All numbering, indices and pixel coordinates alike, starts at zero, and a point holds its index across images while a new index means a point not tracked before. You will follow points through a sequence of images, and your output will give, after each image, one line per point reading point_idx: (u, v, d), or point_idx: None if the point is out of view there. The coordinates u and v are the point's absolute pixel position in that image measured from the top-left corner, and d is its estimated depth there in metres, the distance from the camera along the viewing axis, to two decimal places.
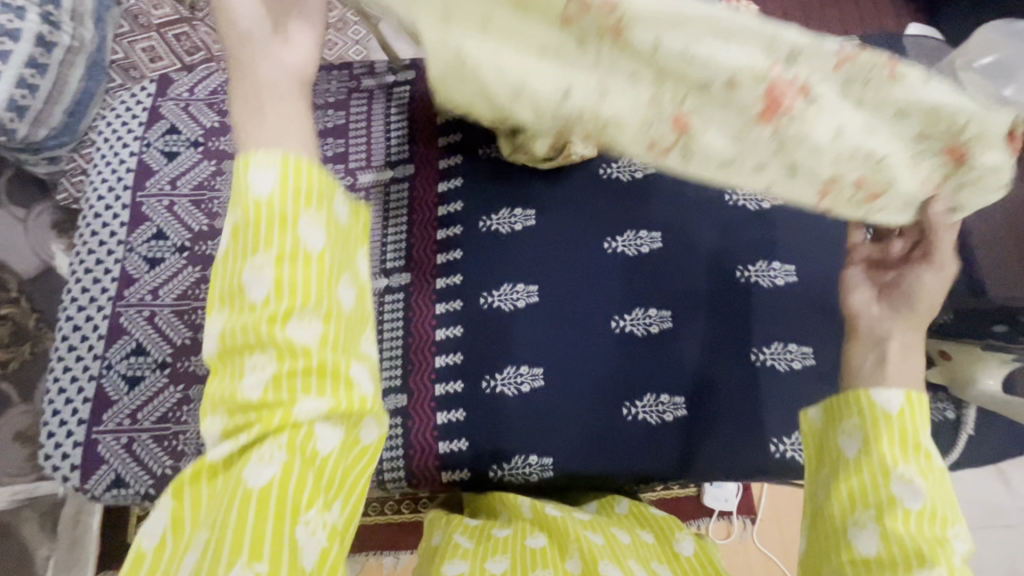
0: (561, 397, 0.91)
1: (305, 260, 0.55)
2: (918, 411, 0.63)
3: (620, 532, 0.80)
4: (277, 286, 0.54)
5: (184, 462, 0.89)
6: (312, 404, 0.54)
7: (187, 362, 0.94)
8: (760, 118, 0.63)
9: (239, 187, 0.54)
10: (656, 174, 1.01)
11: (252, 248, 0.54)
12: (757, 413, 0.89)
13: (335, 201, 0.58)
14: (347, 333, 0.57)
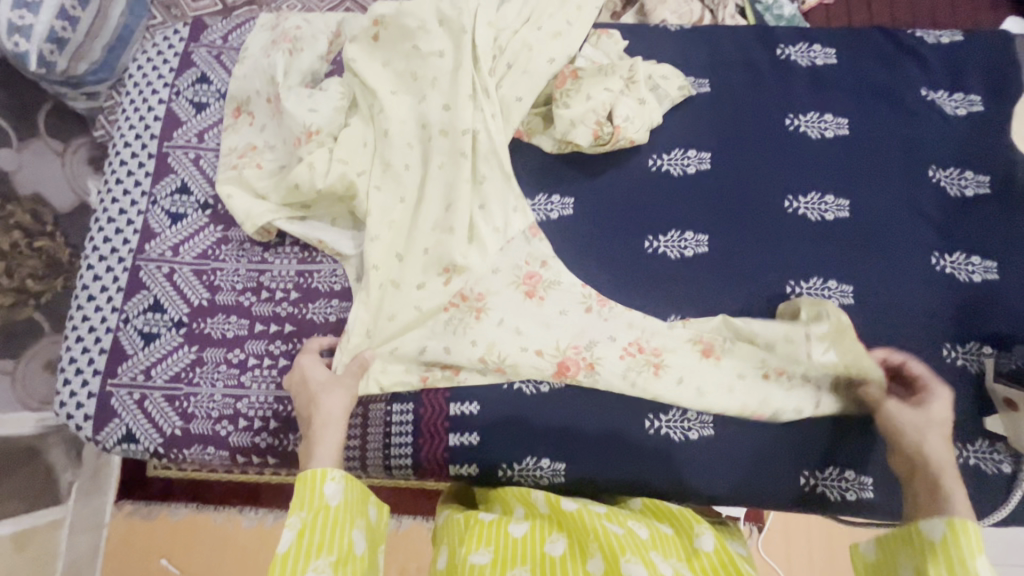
0: (581, 403, 0.86)
1: (305, 518, 0.68)
2: (966, 539, 0.61)
3: (639, 525, 0.74)
4: (290, 545, 0.66)
5: (194, 424, 0.88)
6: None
7: (202, 323, 0.92)
8: (554, 375, 0.84)
9: (313, 494, 0.71)
10: (711, 173, 0.92)
11: (319, 528, 0.68)
12: (791, 441, 0.83)
13: (366, 502, 0.74)
14: (345, 531, 0.69)
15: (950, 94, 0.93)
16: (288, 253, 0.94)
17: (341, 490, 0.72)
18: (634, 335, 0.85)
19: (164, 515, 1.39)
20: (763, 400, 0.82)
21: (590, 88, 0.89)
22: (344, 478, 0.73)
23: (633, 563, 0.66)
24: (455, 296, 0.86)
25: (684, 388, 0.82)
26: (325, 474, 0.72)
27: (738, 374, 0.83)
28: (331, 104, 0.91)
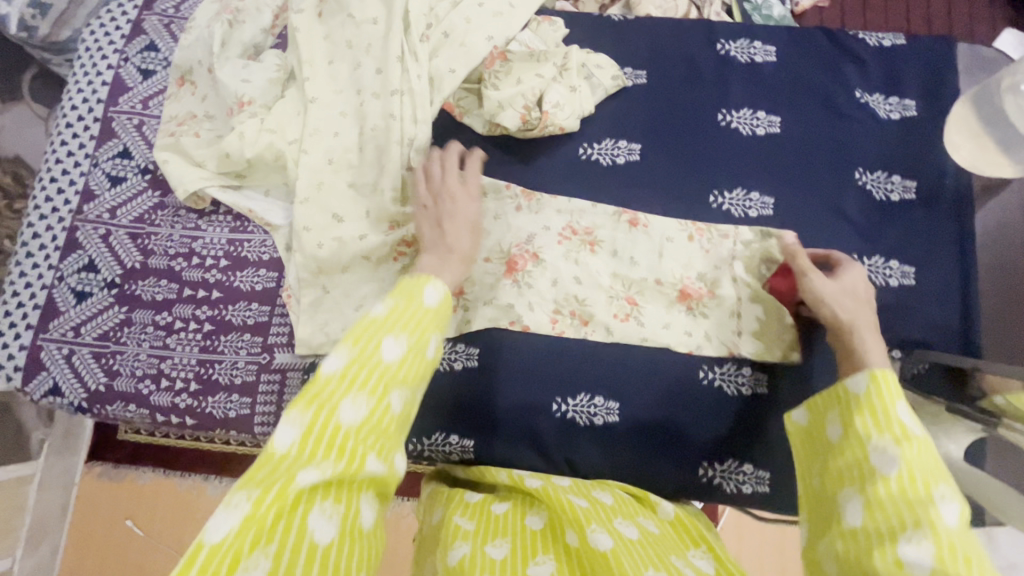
0: (492, 382, 0.87)
1: (396, 308, 0.60)
2: (889, 388, 0.59)
3: (603, 494, 0.77)
4: (381, 312, 0.60)
5: (118, 381, 0.91)
6: (391, 352, 0.57)
7: (133, 285, 0.94)
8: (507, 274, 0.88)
9: (403, 297, 0.62)
10: (639, 165, 0.93)
11: (379, 326, 0.58)
12: (692, 430, 0.85)
13: (427, 333, 0.61)
14: (427, 331, 0.61)
15: (885, 98, 0.93)
16: (221, 222, 0.96)
17: (437, 300, 0.64)
18: (565, 220, 0.91)
19: (132, 478, 1.36)
20: (688, 263, 0.88)
21: (520, 72, 0.90)
22: (444, 288, 0.65)
23: (598, 532, 0.65)
24: (400, 243, 0.91)
25: (618, 260, 0.89)
26: (430, 280, 0.64)
27: (666, 239, 0.89)
28: (266, 78, 0.94)
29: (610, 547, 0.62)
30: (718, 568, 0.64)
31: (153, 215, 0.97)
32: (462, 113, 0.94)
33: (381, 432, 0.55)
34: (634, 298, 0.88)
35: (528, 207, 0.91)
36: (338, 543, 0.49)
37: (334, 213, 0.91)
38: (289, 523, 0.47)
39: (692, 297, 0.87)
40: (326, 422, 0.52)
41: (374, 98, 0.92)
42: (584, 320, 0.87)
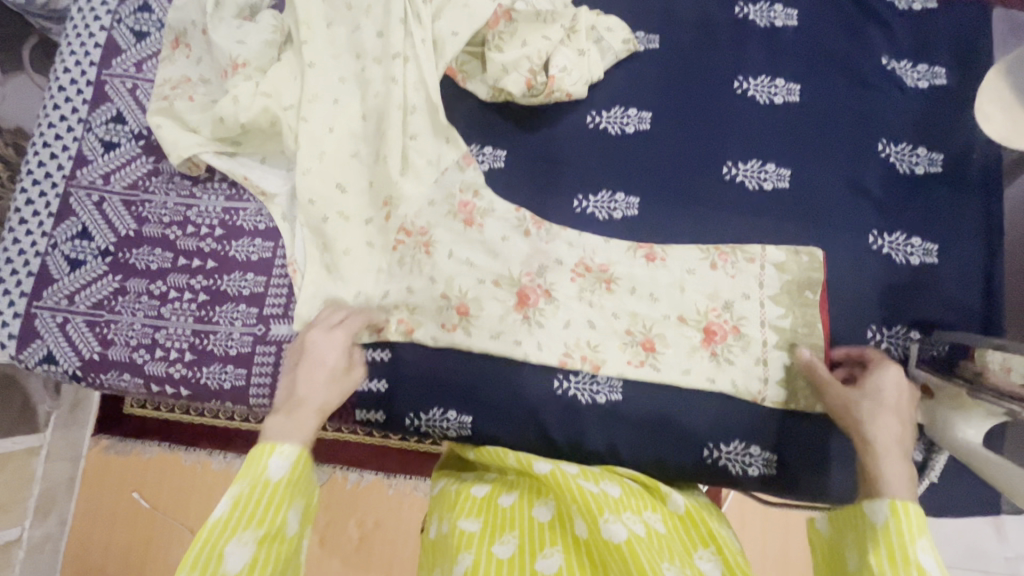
0: (491, 355, 0.85)
1: (241, 501, 0.57)
2: (908, 524, 0.56)
3: (611, 484, 0.72)
4: (226, 511, 0.56)
5: (113, 350, 0.89)
6: (237, 559, 0.54)
7: (128, 253, 0.92)
8: (516, 307, 0.85)
9: (254, 465, 0.59)
10: (649, 135, 0.89)
11: (248, 514, 0.56)
12: (697, 411, 0.82)
13: (306, 475, 0.62)
14: (281, 509, 0.58)
15: (913, 65, 0.88)
16: (216, 190, 0.93)
17: (287, 467, 0.60)
18: (577, 256, 0.86)
19: (136, 453, 1.35)
20: (714, 292, 0.83)
21: (526, 34, 0.86)
22: (293, 449, 0.61)
23: (613, 524, 0.62)
24: (400, 232, 0.88)
25: (637, 297, 0.84)
26: (272, 450, 0.60)
27: (686, 271, 0.84)
28: (262, 39, 0.90)
29: (626, 541, 0.60)
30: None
31: (147, 182, 0.94)
32: (464, 78, 0.91)
33: (274, 547, 0.57)
34: (652, 339, 0.83)
35: (536, 234, 0.86)
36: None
37: (331, 182, 0.88)
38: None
39: (716, 339, 0.82)
40: (209, 570, 0.53)
41: (375, 62, 0.89)
42: (597, 363, 0.83)
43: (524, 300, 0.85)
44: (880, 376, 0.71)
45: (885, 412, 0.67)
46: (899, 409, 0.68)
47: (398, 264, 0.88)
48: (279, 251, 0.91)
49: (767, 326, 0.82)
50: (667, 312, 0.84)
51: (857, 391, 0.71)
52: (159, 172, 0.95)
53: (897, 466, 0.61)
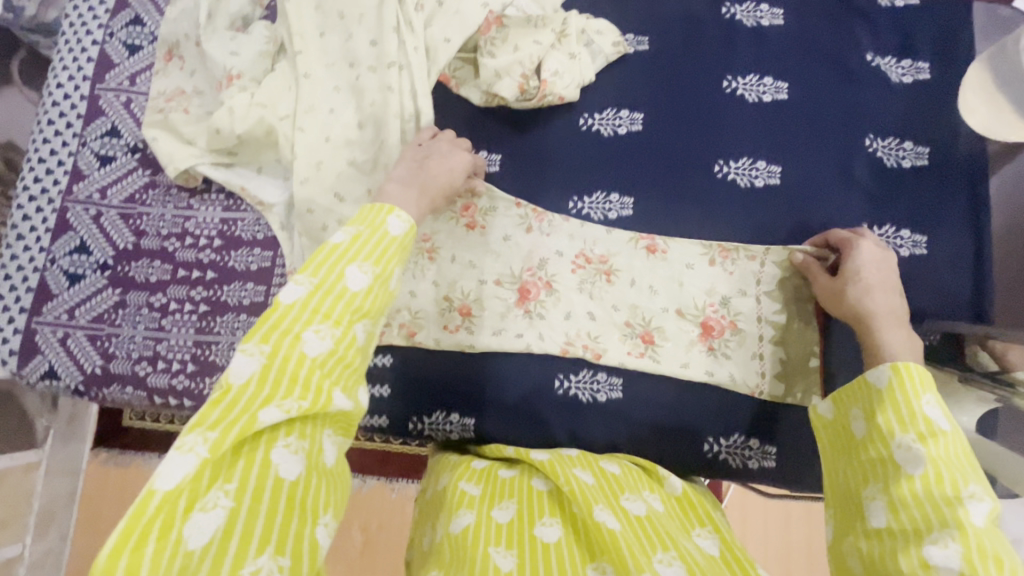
0: (493, 357, 0.86)
1: (359, 236, 0.63)
2: (913, 383, 0.59)
3: (610, 465, 0.77)
4: (343, 242, 0.62)
5: (114, 364, 0.90)
6: (356, 281, 0.60)
7: (127, 267, 0.93)
8: (517, 303, 0.86)
9: (332, 267, 0.60)
10: (641, 136, 0.91)
11: (324, 289, 0.58)
12: (696, 406, 0.83)
13: (386, 271, 0.62)
14: (392, 261, 0.63)
15: (897, 61, 0.90)
16: (213, 201, 0.94)
17: (402, 230, 0.66)
18: (577, 248, 0.88)
19: (138, 465, 1.37)
20: (712, 288, 0.85)
21: (517, 38, 0.87)
22: (388, 231, 0.64)
23: (603, 511, 0.63)
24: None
25: (636, 289, 0.86)
26: (389, 210, 0.66)
27: (686, 265, 0.86)
28: (255, 51, 0.90)
29: (612, 529, 0.61)
30: (722, 553, 0.63)
31: (144, 195, 0.95)
32: (457, 84, 0.91)
33: (341, 364, 0.57)
34: (651, 332, 0.85)
35: (539, 228, 0.88)
36: (304, 478, 0.52)
37: (329, 191, 0.89)
38: (248, 460, 0.50)
39: (714, 333, 0.84)
40: (286, 351, 0.54)
41: (369, 70, 0.90)
42: (598, 353, 0.85)
43: (526, 295, 0.86)
44: (858, 258, 0.76)
45: (890, 312, 0.70)
46: (884, 281, 0.74)
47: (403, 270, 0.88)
48: (278, 260, 0.91)
49: (763, 321, 0.84)
50: (665, 306, 0.86)
51: (837, 282, 0.76)
52: (156, 184, 0.95)
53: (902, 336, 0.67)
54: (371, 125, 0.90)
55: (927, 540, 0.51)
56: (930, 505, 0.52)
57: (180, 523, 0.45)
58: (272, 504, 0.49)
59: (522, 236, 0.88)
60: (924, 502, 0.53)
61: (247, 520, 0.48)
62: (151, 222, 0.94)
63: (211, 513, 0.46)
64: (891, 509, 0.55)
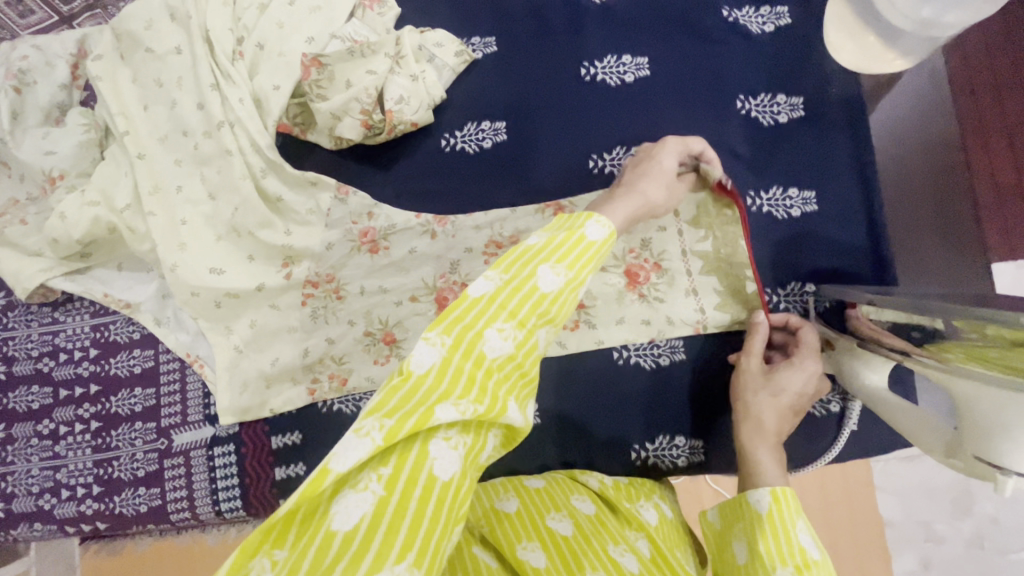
0: None
1: (554, 238, 0.51)
2: (790, 509, 0.59)
3: (532, 477, 0.73)
4: (536, 241, 0.51)
5: (16, 503, 0.85)
6: (549, 282, 0.49)
7: (5, 399, 0.87)
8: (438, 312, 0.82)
9: (529, 269, 0.49)
10: (509, 145, 0.85)
11: (517, 288, 0.48)
12: (620, 413, 0.81)
13: (578, 285, 0.51)
14: (588, 268, 0.52)
15: (756, 10, 0.84)
16: (78, 309, 0.87)
17: (602, 235, 0.53)
18: (484, 236, 0.83)
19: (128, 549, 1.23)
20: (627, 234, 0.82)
21: (348, 74, 0.79)
22: (610, 230, 0.54)
23: (529, 547, 0.62)
24: (306, 285, 0.84)
25: None
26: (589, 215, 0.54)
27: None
28: (75, 143, 0.82)
29: (537, 569, 0.60)
30: (655, 554, 0.64)
31: (6, 319, 0.88)
32: (302, 130, 0.84)
33: (517, 372, 0.48)
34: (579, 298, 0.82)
35: (443, 232, 0.83)
36: (460, 479, 0.43)
37: (191, 275, 0.82)
38: (410, 449, 0.42)
39: (640, 281, 0.81)
40: (472, 343, 0.46)
41: (204, 136, 0.82)
42: None
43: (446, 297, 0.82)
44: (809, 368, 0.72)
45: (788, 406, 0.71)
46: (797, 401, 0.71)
47: (314, 342, 0.83)
48: (161, 356, 0.86)
49: (673, 254, 0.81)
50: None
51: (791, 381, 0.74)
52: (16, 304, 0.88)
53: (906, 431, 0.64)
54: (221, 194, 0.83)
55: None
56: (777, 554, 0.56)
57: (330, 502, 0.40)
58: (424, 507, 0.41)
59: (423, 288, 0.83)
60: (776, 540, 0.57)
61: (396, 524, 0.40)
62: (17, 346, 0.88)
63: (362, 495, 0.40)
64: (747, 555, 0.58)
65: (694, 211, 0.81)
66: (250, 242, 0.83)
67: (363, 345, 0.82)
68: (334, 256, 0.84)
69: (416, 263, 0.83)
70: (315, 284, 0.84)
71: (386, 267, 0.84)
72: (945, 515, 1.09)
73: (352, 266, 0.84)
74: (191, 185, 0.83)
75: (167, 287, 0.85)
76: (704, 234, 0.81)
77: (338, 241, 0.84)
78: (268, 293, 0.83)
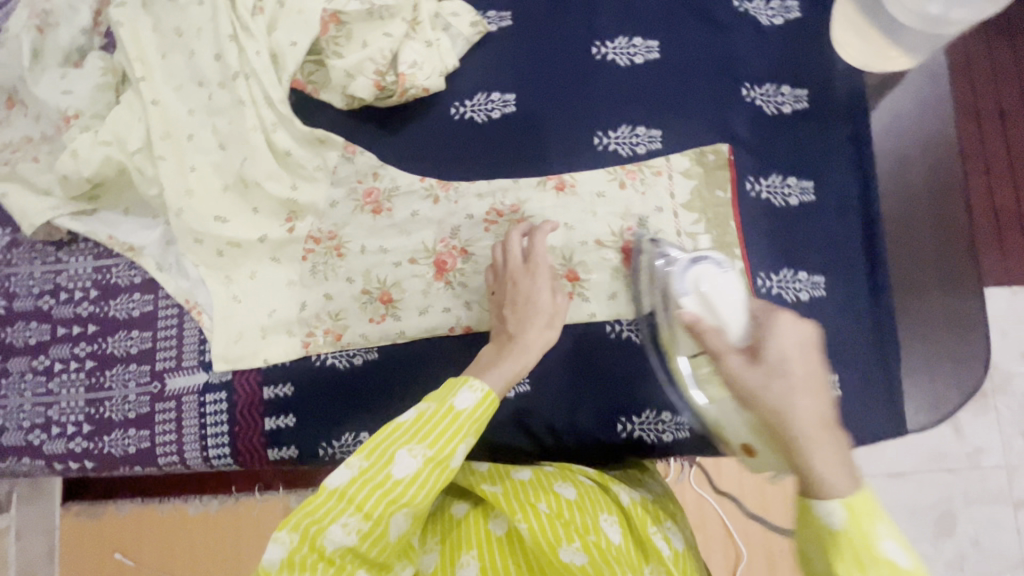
0: (395, 372, 0.83)
1: (423, 415, 0.63)
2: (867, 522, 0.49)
3: (564, 483, 0.72)
4: (408, 420, 0.63)
5: (6, 436, 0.86)
6: (401, 467, 0.60)
7: (3, 333, 0.88)
8: (436, 276, 0.83)
9: (382, 458, 0.60)
10: (517, 117, 0.86)
11: (369, 471, 0.59)
12: (608, 387, 0.82)
13: (434, 467, 0.61)
14: (447, 444, 0.61)
15: (766, 3, 0.86)
16: (82, 250, 0.89)
17: (470, 404, 0.64)
18: (488, 204, 0.84)
19: (111, 511, 1.29)
20: (626, 211, 0.83)
21: (365, 34, 0.82)
22: (478, 394, 0.64)
23: (567, 552, 0.65)
24: (308, 240, 0.85)
25: (553, 231, 0.83)
26: (464, 382, 0.65)
27: (596, 193, 0.83)
28: (92, 85, 0.84)
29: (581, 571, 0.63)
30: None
31: (10, 256, 0.89)
32: (315, 89, 0.85)
33: (367, 552, 0.59)
34: (575, 269, 0.82)
35: (446, 198, 0.85)
36: None
37: (195, 222, 0.83)
38: None
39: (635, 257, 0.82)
40: (344, 496, 0.59)
41: (219, 87, 0.84)
42: None
43: (447, 262, 0.83)
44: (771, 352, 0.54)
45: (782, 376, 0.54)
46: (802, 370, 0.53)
47: (312, 297, 0.84)
48: (159, 302, 0.87)
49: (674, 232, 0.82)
50: (585, 239, 0.82)
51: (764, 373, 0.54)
52: (22, 240, 0.89)
53: (835, 451, 0.50)
54: (231, 144, 0.84)
55: None
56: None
57: None
58: None
59: (425, 251, 0.84)
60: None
61: None
62: (19, 282, 0.89)
63: None
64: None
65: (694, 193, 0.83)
66: (255, 193, 0.84)
67: (361, 303, 0.84)
68: (339, 213, 0.85)
69: (418, 226, 0.85)
70: (316, 240, 0.85)
71: (387, 228, 0.85)
72: (924, 530, 1.09)
73: (357, 225, 0.85)
74: (199, 135, 0.85)
75: (171, 233, 0.86)
76: (698, 216, 0.82)
77: (342, 201, 0.85)
78: (270, 245, 0.85)
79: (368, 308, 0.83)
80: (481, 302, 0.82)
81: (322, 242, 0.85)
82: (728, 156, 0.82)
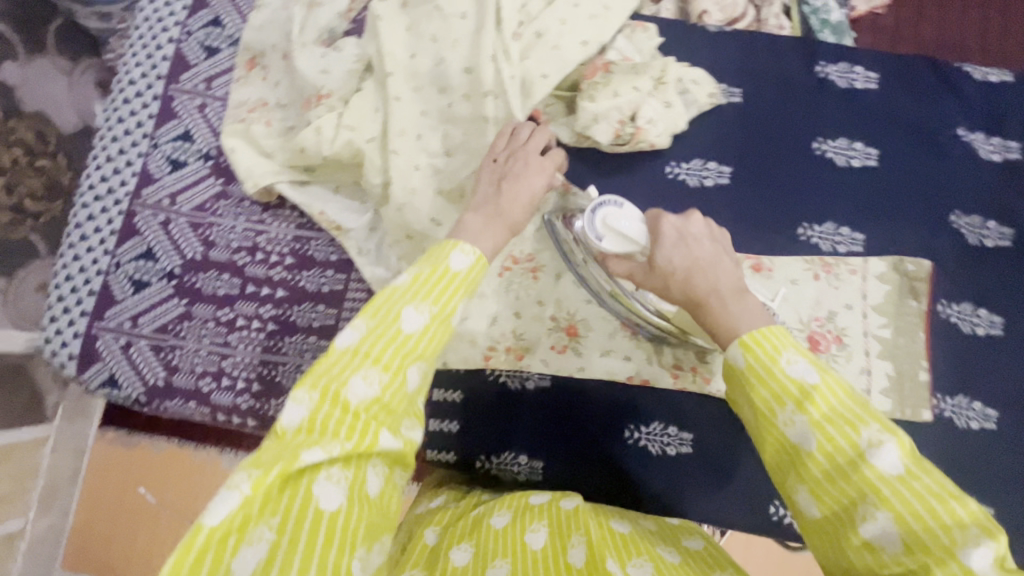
0: (563, 404, 0.86)
1: (319, 404, 0.51)
2: (771, 343, 0.54)
3: (620, 522, 0.70)
4: (298, 426, 0.50)
5: (177, 376, 0.88)
6: (314, 459, 0.48)
7: (193, 277, 0.91)
8: (623, 324, 0.86)
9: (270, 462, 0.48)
10: (728, 189, 0.90)
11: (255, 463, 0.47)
12: (766, 469, 0.83)
13: (352, 414, 0.51)
14: (356, 412, 0.51)
15: (987, 138, 0.90)
16: (286, 216, 0.92)
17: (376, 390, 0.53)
18: None
19: (142, 447, 1.25)
20: (817, 303, 0.85)
21: (618, 85, 0.85)
22: (426, 307, 0.57)
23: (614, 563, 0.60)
24: (507, 259, 0.89)
25: None
26: (410, 299, 0.57)
27: (791, 281, 0.86)
28: (345, 69, 0.89)
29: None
30: None
31: (215, 204, 0.92)
32: (547, 119, 0.90)
33: None
34: None
35: None
36: None
37: (411, 217, 0.86)
38: None
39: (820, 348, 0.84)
40: (234, 530, 0.44)
41: (463, 98, 0.87)
42: (708, 378, 0.84)
43: None
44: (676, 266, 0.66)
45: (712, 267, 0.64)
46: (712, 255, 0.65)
47: (503, 313, 0.87)
48: (351, 283, 0.90)
49: (868, 336, 0.84)
50: None
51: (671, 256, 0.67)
52: (232, 192, 0.93)
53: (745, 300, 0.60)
54: (459, 153, 0.88)
55: (858, 516, 0.47)
56: (848, 436, 0.49)
57: None
58: None
59: None
60: (951, 501, 0.45)
61: None
62: (219, 233, 0.92)
63: None
64: (861, 569, 0.47)
65: (890, 303, 0.85)
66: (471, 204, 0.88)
67: (548, 331, 0.87)
68: (542, 240, 0.89)
69: None
70: (516, 262, 0.89)
71: None
72: None
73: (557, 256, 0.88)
74: (430, 137, 0.88)
75: (379, 222, 0.90)
76: (887, 322, 0.85)
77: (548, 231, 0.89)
78: None
79: (553, 337, 0.86)
80: (663, 360, 0.85)
81: (521, 264, 0.89)
82: (929, 272, 0.85)
